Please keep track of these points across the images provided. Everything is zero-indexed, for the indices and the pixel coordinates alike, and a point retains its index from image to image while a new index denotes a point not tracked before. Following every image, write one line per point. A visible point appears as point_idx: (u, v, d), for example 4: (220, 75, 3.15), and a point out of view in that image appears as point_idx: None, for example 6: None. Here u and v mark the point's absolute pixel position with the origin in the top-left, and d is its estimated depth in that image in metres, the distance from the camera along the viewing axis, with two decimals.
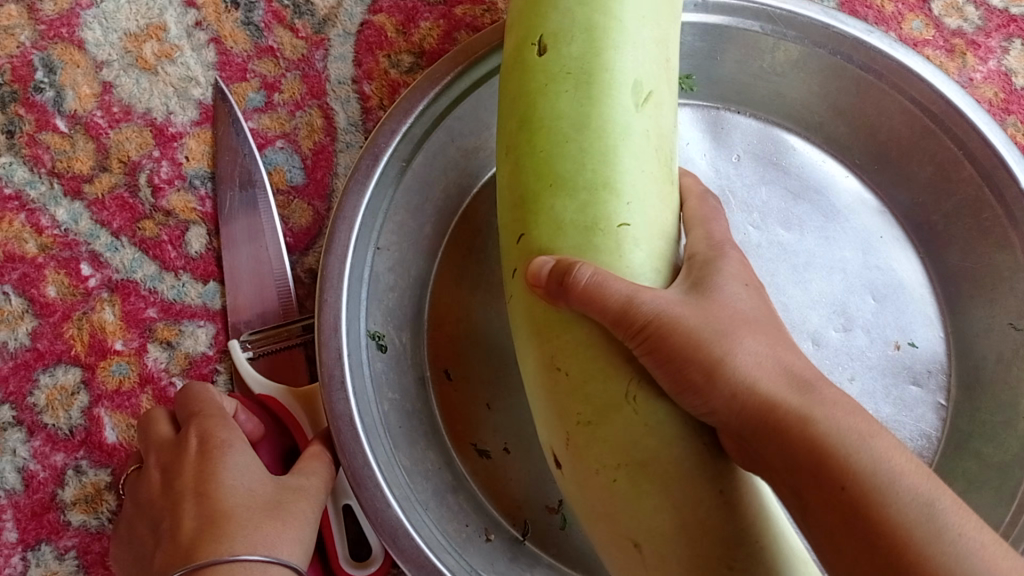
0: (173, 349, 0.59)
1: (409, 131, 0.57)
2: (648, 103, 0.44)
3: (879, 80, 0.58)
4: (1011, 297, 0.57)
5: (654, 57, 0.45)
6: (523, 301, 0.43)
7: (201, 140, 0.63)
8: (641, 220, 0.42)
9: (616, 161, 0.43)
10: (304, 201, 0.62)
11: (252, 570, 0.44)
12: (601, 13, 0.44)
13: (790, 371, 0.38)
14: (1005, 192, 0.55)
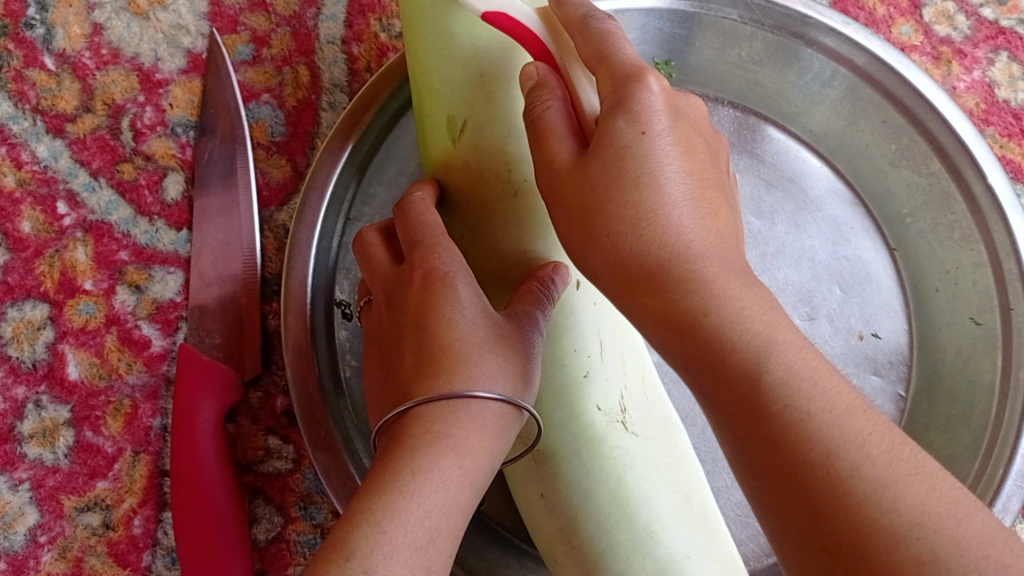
0: (141, 293, 0.60)
1: (386, 105, 0.58)
2: (462, 135, 0.48)
3: (851, 71, 0.60)
4: (973, 292, 0.61)
5: (470, 82, 0.47)
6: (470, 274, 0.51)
7: (187, 88, 0.63)
8: (473, 248, 0.50)
9: (501, 132, 0.47)
10: (284, 156, 0.63)
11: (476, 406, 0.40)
12: (424, 52, 0.47)
13: (701, 234, 0.37)
14: (971, 188, 0.58)
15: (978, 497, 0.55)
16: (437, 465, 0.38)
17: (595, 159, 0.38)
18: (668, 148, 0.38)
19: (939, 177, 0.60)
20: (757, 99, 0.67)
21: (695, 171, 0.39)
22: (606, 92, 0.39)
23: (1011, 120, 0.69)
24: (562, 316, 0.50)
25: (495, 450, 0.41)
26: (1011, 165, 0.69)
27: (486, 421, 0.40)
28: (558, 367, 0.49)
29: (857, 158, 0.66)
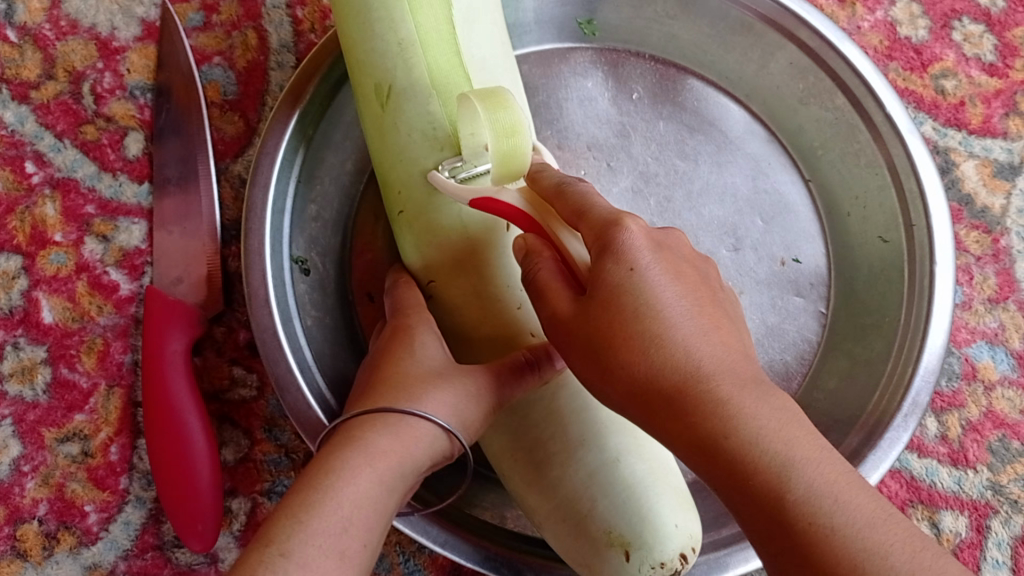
0: (108, 242, 0.64)
1: (332, 72, 0.62)
2: (392, 99, 0.54)
3: (757, 19, 0.65)
4: (879, 213, 0.66)
5: (393, 48, 0.54)
6: (414, 235, 0.56)
7: (143, 54, 0.67)
8: (410, 206, 0.55)
9: (422, 91, 0.54)
10: (237, 113, 0.68)
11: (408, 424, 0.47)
12: (354, 31, 0.55)
13: (713, 356, 0.41)
14: (871, 116, 0.63)
15: (890, 396, 0.59)
16: (382, 450, 0.46)
17: (593, 301, 0.43)
18: (661, 280, 0.43)
19: (844, 110, 0.65)
20: (675, 51, 0.71)
21: (689, 291, 0.44)
22: (591, 240, 0.44)
23: (913, 55, 0.75)
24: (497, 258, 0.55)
25: (410, 457, 0.47)
26: (914, 96, 0.74)
27: (429, 439, 0.48)
28: (494, 303, 0.55)
29: (770, 99, 0.70)
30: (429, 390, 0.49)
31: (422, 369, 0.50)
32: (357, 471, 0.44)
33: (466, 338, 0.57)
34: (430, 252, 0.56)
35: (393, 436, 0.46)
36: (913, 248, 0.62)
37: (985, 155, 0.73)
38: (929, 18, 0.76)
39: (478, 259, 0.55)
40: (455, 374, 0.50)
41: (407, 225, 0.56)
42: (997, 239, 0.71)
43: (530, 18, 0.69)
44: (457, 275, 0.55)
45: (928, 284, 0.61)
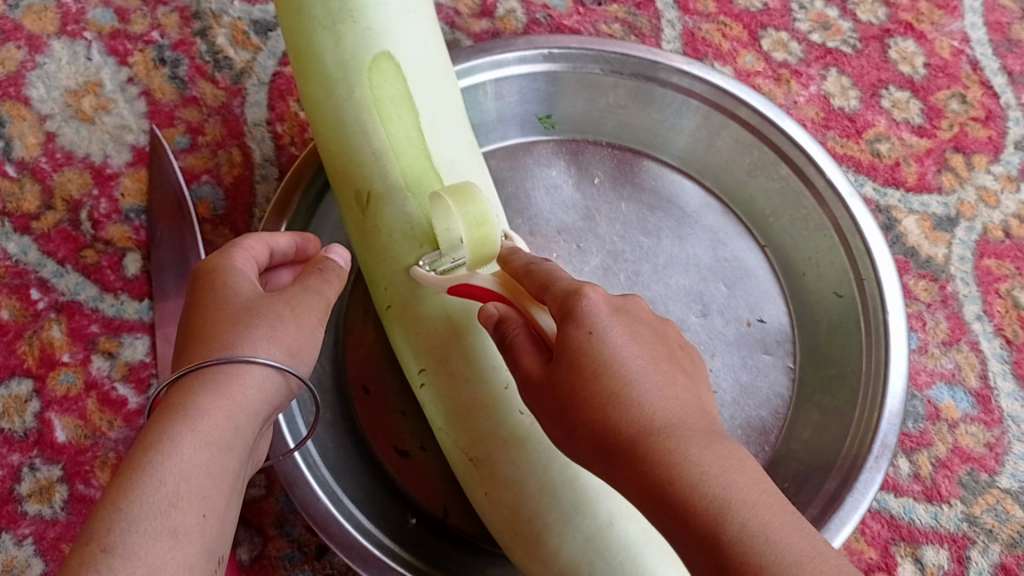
0: (115, 358, 0.67)
1: (313, 183, 0.67)
2: (371, 204, 0.60)
3: (702, 103, 0.72)
4: (832, 271, 0.70)
5: (367, 159, 0.60)
6: (400, 328, 0.60)
7: (136, 178, 0.72)
8: (395, 300, 0.60)
9: (398, 196, 0.60)
10: (228, 226, 0.72)
11: (216, 370, 0.44)
12: (332, 147, 0.61)
13: (667, 406, 0.44)
14: (814, 183, 0.69)
15: (860, 443, 0.61)
16: (208, 413, 0.42)
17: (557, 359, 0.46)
18: (620, 340, 0.46)
19: (789, 179, 0.71)
20: (629, 138, 0.78)
21: (647, 351, 0.47)
22: (555, 308, 0.48)
23: (847, 123, 0.81)
24: (478, 341, 0.58)
25: (242, 405, 0.43)
26: (852, 160, 0.80)
27: (262, 382, 0.45)
28: (481, 384, 0.58)
29: (722, 174, 0.76)
30: (242, 332, 0.46)
31: (235, 311, 0.47)
32: (173, 448, 0.40)
33: (458, 421, 0.58)
34: (417, 342, 0.59)
35: (219, 390, 0.43)
36: (864, 295, 0.66)
37: (924, 210, 0.78)
38: (859, 89, 0.82)
39: (464, 343, 0.58)
40: (269, 308, 0.47)
41: (394, 318, 0.60)
42: (944, 285, 0.76)
43: (492, 117, 0.75)
44: (447, 359, 0.58)
45: (883, 328, 0.64)
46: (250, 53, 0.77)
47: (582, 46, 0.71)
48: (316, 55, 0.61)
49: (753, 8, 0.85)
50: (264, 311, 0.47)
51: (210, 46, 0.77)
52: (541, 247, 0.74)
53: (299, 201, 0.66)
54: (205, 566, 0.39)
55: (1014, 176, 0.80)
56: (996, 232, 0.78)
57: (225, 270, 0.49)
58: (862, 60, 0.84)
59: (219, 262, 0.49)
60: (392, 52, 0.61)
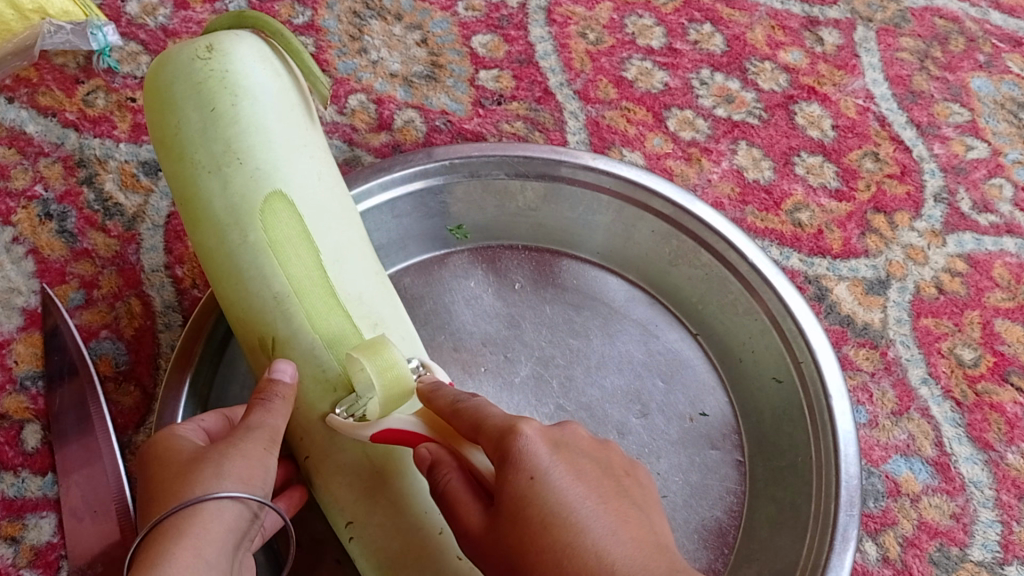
0: (19, 543, 0.63)
1: (215, 330, 0.63)
2: (278, 353, 0.54)
3: (611, 197, 0.70)
4: (769, 355, 0.67)
5: (268, 308, 0.54)
6: (320, 478, 0.55)
7: (29, 342, 0.68)
8: (315, 450, 0.55)
9: (304, 340, 0.54)
10: (132, 382, 0.68)
11: (174, 521, 0.45)
12: (228, 295, 0.55)
13: (625, 550, 0.42)
14: (738, 268, 0.67)
15: (821, 539, 0.58)
16: (174, 563, 0.42)
17: (499, 511, 0.44)
18: (565, 484, 0.44)
19: (711, 266, 0.69)
20: (545, 238, 0.76)
21: (593, 491, 0.45)
22: (492, 451, 0.45)
23: (764, 195, 0.80)
24: (408, 485, 0.54)
25: (206, 546, 0.44)
26: (774, 233, 0.78)
27: (222, 517, 0.45)
28: (413, 530, 0.53)
29: (643, 267, 0.74)
30: (199, 476, 0.47)
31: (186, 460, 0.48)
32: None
33: (393, 573, 0.53)
34: (340, 493, 0.54)
35: (179, 541, 0.44)
36: (805, 383, 0.64)
37: (853, 275, 0.77)
38: (771, 159, 0.81)
39: (390, 488, 0.54)
40: (216, 451, 0.48)
41: (314, 469, 0.55)
42: (885, 352, 0.74)
43: (395, 237, 0.72)
44: (374, 509, 0.54)
45: (828, 416, 0.61)
46: (141, 196, 0.74)
47: (483, 152, 0.69)
48: (202, 200, 0.55)
49: (655, 89, 0.84)
50: (216, 455, 0.48)
51: (98, 194, 0.74)
52: (468, 361, 0.70)
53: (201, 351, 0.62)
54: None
55: (938, 230, 0.79)
56: (928, 290, 0.77)
57: (165, 436, 0.51)
58: (770, 129, 0.83)
59: (164, 434, 0.51)
60: (286, 190, 0.55)
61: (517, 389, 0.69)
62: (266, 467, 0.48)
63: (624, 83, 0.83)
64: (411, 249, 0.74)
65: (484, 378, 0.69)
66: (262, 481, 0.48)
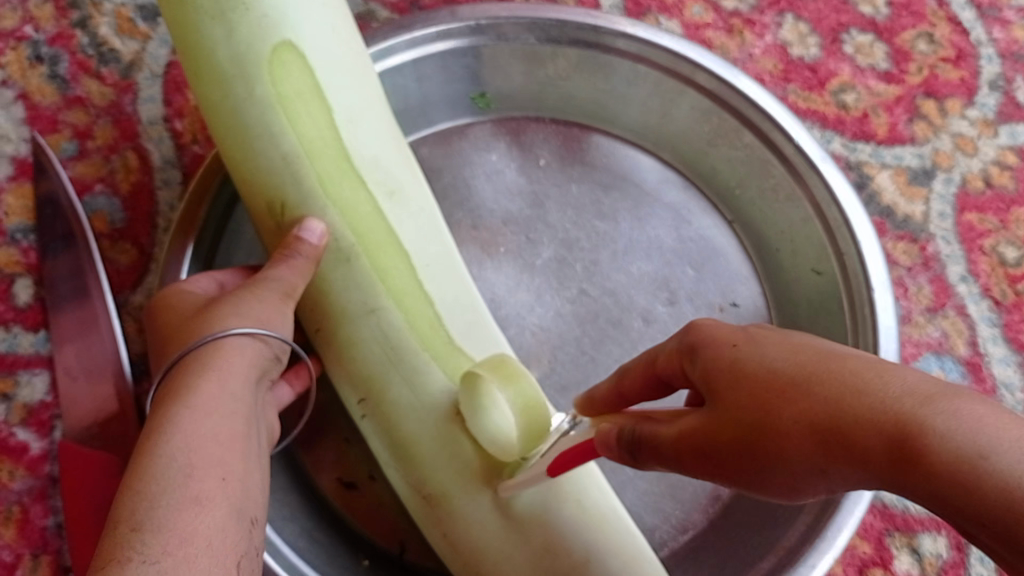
0: (11, 400, 0.61)
1: (221, 193, 0.59)
2: (287, 217, 0.51)
3: (654, 69, 0.64)
4: (808, 246, 0.63)
5: (277, 168, 0.50)
6: (333, 355, 0.52)
7: (19, 194, 0.64)
8: (325, 322, 0.52)
9: (316, 205, 0.50)
10: (128, 241, 0.64)
11: (192, 355, 0.44)
12: (233, 152, 0.51)
13: (913, 381, 0.26)
14: (782, 150, 0.62)
15: None
16: (199, 389, 0.41)
17: (689, 354, 0.34)
18: (774, 344, 0.30)
19: (753, 147, 0.64)
20: (575, 111, 0.71)
21: (796, 335, 0.31)
22: (681, 359, 0.34)
23: (808, 74, 0.74)
24: (423, 364, 0.51)
25: (226, 377, 0.43)
26: (816, 115, 0.73)
27: (240, 352, 0.44)
28: (428, 411, 0.50)
29: (678, 146, 0.69)
30: (217, 317, 0.46)
31: (200, 304, 0.48)
32: (172, 425, 0.38)
33: (408, 455, 0.51)
34: (352, 369, 0.52)
35: (199, 372, 0.42)
36: (847, 278, 0.60)
37: (897, 163, 0.72)
38: (818, 35, 0.75)
39: (405, 365, 0.51)
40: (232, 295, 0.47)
41: (325, 343, 0.52)
42: (925, 246, 0.70)
43: (414, 102, 0.67)
44: (387, 389, 0.51)
45: (870, 317, 0.57)
46: (139, 42, 0.69)
47: (513, 13, 0.62)
48: (203, 48, 0.49)
49: None
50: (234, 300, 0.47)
51: (92, 37, 0.68)
52: (486, 240, 0.66)
53: (207, 216, 0.58)
54: (242, 527, 0.37)
55: (991, 119, 0.74)
56: (976, 182, 0.72)
57: (170, 289, 0.50)
58: (819, 2, 0.76)
59: (168, 289, 0.50)
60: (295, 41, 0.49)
61: (538, 272, 0.66)
62: (284, 313, 0.48)
63: None
64: (431, 115, 0.69)
65: (503, 259, 0.66)
66: (281, 325, 0.47)
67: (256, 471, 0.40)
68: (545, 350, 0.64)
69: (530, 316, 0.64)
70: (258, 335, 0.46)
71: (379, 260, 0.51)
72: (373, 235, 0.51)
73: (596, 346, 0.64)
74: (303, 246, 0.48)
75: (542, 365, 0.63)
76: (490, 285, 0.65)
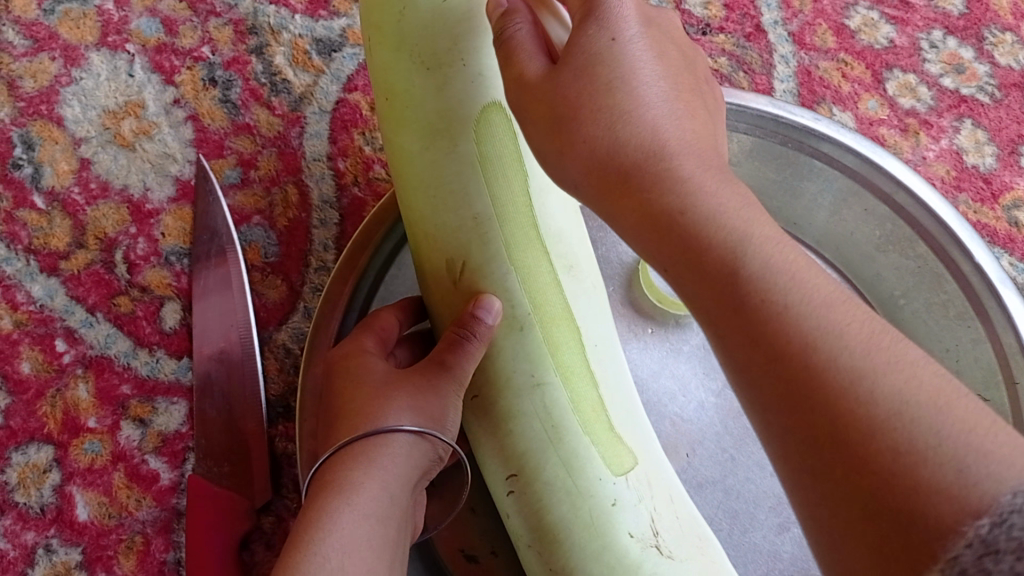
0: (146, 426, 0.60)
1: (382, 246, 0.58)
2: (464, 278, 0.49)
3: (840, 172, 0.62)
4: (975, 368, 0.60)
5: (464, 230, 0.48)
6: (486, 427, 0.50)
7: (178, 216, 0.64)
8: (485, 388, 0.50)
9: (498, 272, 0.48)
10: (279, 276, 0.64)
11: (359, 447, 0.48)
12: (417, 201, 0.48)
13: (836, 306, 0.31)
14: (959, 269, 0.58)
15: None
16: (361, 486, 0.46)
17: (566, 68, 0.37)
18: (726, 203, 0.34)
19: (927, 258, 0.61)
20: None
21: (671, 77, 0.38)
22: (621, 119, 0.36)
23: (982, 185, 0.71)
24: (584, 447, 0.49)
25: (384, 477, 0.47)
26: (987, 230, 0.70)
27: (403, 452, 0.49)
28: (584, 496, 0.49)
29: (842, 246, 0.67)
30: (391, 409, 0.49)
31: (374, 380, 0.51)
32: (331, 524, 0.44)
33: (555, 541, 0.49)
34: (507, 443, 0.49)
35: (363, 468, 0.47)
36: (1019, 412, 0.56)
37: None
38: (996, 145, 0.72)
39: (564, 445, 0.49)
40: (403, 384, 0.50)
41: (481, 411, 0.50)
42: None
43: None
44: (542, 467, 0.49)
45: None
46: (311, 76, 0.68)
47: None
48: (411, 97, 0.46)
49: (878, 44, 0.74)
50: (402, 389, 0.50)
51: (267, 65, 0.68)
52: (635, 318, 0.64)
53: (366, 267, 0.57)
54: None
55: None
56: None
57: (345, 350, 0.52)
58: (1001, 110, 0.73)
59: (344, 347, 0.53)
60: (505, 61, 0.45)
61: (685, 359, 0.63)
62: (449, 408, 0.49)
63: (845, 33, 0.74)
64: None
65: (651, 341, 0.64)
66: (447, 422, 0.49)
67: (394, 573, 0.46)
68: (685, 442, 0.61)
69: (672, 405, 0.62)
70: (422, 435, 0.49)
71: (553, 334, 0.49)
72: (550, 308, 0.49)
73: (738, 446, 0.62)
74: (477, 326, 0.46)
75: (680, 459, 0.61)
76: (634, 367, 0.63)
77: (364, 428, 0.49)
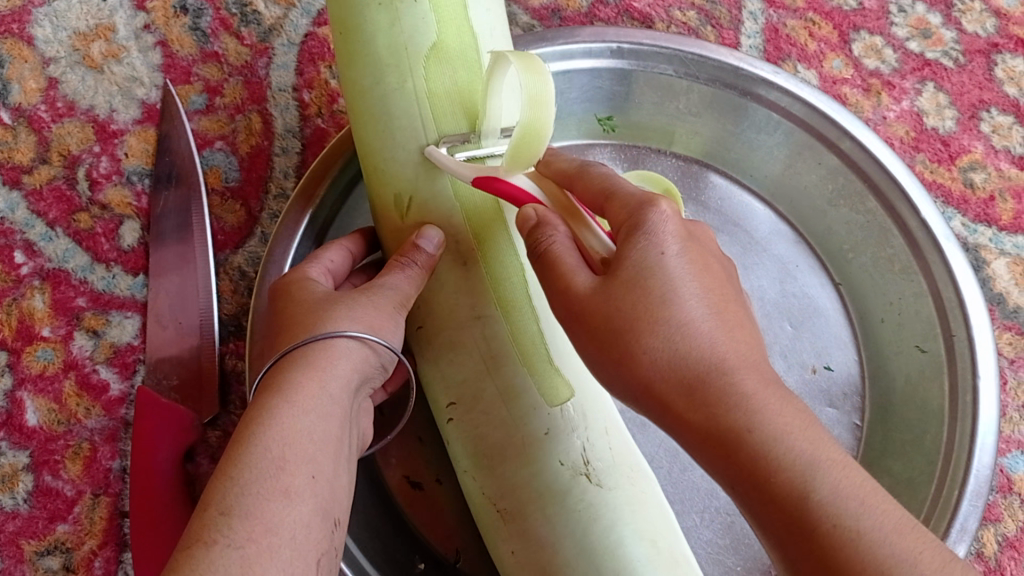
0: (99, 338, 0.61)
1: (336, 178, 0.58)
2: (411, 214, 0.50)
3: (789, 120, 0.63)
4: (916, 322, 0.61)
5: (411, 163, 0.49)
6: (427, 353, 0.51)
7: (142, 138, 0.65)
8: (428, 319, 0.51)
9: (443, 204, 0.49)
10: (238, 201, 0.65)
11: (299, 352, 0.44)
12: (367, 138, 0.49)
13: (840, 474, 0.34)
14: (906, 222, 0.59)
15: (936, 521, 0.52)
16: (300, 385, 0.42)
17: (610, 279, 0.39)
18: (753, 384, 0.36)
19: (876, 214, 0.62)
20: (697, 148, 0.70)
21: (709, 283, 0.40)
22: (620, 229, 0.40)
23: (940, 146, 0.72)
24: (521, 377, 0.50)
25: (327, 376, 0.43)
26: (942, 190, 0.71)
27: (349, 357, 0.44)
28: (519, 424, 0.49)
29: (797, 201, 0.68)
30: (335, 316, 0.46)
31: (316, 299, 0.48)
32: (273, 416, 0.39)
33: (489, 464, 0.50)
34: (448, 370, 0.50)
35: (307, 368, 0.43)
36: (953, 362, 0.57)
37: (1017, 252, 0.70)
38: (956, 108, 0.73)
39: (501, 373, 0.50)
40: (350, 296, 0.47)
41: (424, 342, 0.51)
42: None
43: None
44: (480, 394, 0.50)
45: (971, 405, 0.54)
46: (282, 9, 0.69)
47: (655, 43, 0.62)
48: (362, 33, 0.48)
49: (847, 6, 0.75)
50: (347, 300, 0.47)
51: None
52: None
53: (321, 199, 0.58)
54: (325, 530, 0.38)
55: None
56: None
57: (292, 276, 0.51)
58: (963, 75, 0.74)
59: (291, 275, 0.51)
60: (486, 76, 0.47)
61: None
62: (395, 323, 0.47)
63: None
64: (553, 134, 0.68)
65: None
66: (392, 334, 0.47)
67: (343, 474, 0.41)
68: None
69: None
70: (368, 342, 0.45)
71: (495, 267, 0.50)
72: (494, 241, 0.50)
73: None
74: (423, 251, 0.48)
75: None
76: None
77: (306, 336, 0.45)
